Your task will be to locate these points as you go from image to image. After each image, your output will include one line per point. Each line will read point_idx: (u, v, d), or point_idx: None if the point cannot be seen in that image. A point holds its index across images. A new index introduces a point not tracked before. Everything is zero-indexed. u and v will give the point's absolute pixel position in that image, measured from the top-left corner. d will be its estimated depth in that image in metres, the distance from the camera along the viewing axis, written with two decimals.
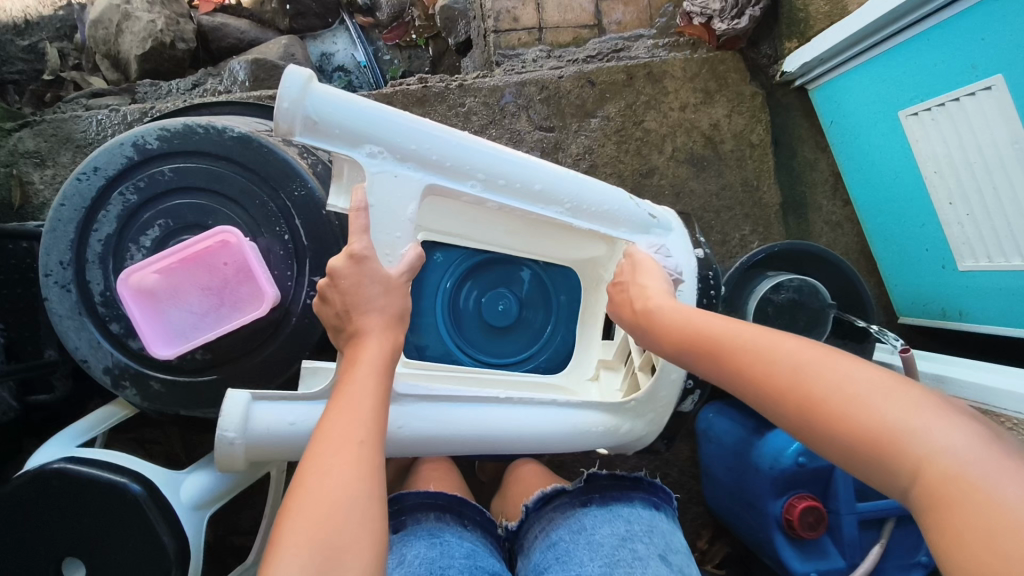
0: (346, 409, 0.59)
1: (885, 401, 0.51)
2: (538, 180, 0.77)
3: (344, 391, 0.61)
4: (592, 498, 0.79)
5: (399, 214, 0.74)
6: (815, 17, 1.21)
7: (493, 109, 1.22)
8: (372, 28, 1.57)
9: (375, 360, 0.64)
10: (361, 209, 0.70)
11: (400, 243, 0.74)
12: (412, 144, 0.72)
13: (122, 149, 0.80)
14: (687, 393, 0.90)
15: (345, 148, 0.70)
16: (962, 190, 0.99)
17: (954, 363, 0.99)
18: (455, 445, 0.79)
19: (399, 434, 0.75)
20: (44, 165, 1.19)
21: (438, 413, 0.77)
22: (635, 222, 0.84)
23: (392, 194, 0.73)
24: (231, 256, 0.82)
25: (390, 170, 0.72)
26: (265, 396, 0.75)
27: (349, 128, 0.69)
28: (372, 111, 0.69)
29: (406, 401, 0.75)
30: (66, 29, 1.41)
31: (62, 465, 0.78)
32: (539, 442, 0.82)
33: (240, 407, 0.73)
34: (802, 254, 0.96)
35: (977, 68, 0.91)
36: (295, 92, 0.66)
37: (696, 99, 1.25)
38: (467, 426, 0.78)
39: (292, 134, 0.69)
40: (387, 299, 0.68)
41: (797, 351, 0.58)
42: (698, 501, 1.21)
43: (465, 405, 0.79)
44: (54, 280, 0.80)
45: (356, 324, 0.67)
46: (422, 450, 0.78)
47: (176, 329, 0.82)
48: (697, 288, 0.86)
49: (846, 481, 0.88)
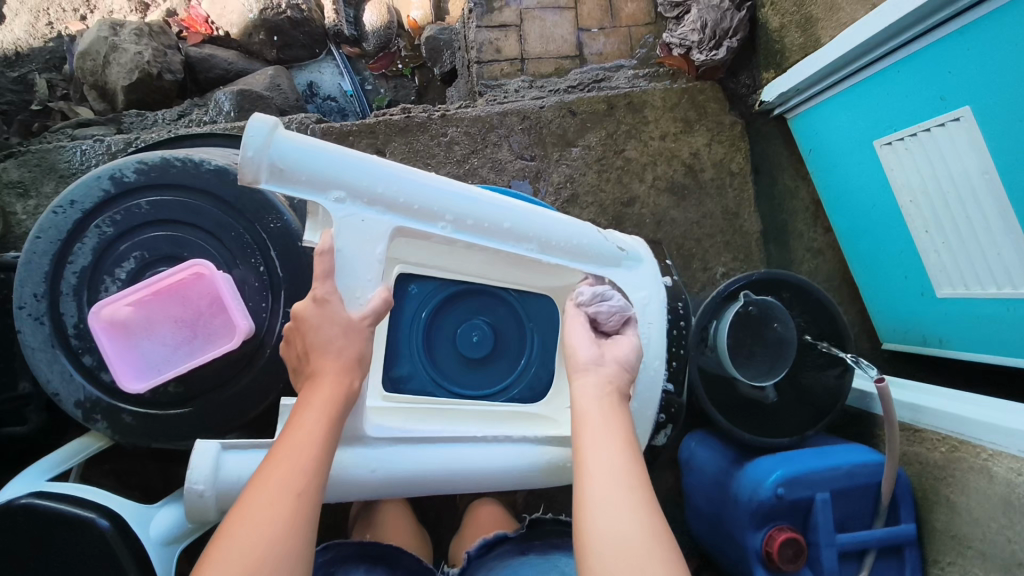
0: (287, 456, 0.59)
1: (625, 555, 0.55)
2: (507, 219, 0.76)
3: (288, 432, 0.62)
4: (532, 546, 0.82)
5: (368, 257, 0.72)
6: (790, 49, 1.23)
7: (475, 138, 1.23)
8: (358, 58, 1.61)
9: (323, 404, 0.64)
10: (326, 253, 0.69)
11: (369, 287, 0.72)
12: (379, 187, 0.71)
13: (99, 183, 0.80)
14: (660, 427, 0.88)
15: (311, 195, 0.69)
16: (937, 220, 1.00)
17: (928, 391, 1.00)
18: (426, 487, 0.77)
19: (376, 477, 0.74)
20: (27, 196, 1.19)
21: (415, 455, 0.75)
22: (602, 253, 0.83)
23: (358, 238, 0.71)
24: (205, 289, 0.82)
25: (357, 214, 0.71)
26: (235, 444, 0.74)
27: (316, 174, 0.68)
28: (336, 157, 0.69)
29: (378, 444, 0.74)
30: (56, 60, 1.45)
31: (29, 500, 0.77)
32: (515, 476, 0.80)
33: (209, 458, 0.72)
34: (717, 308, 0.94)
35: (945, 99, 0.92)
36: (260, 141, 0.65)
37: (676, 128, 1.27)
38: (442, 469, 0.76)
39: (258, 182, 0.68)
40: (344, 342, 0.67)
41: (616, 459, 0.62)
42: (681, 531, 1.20)
43: (440, 446, 0.77)
44: (27, 312, 0.80)
45: (313, 365, 0.66)
46: (397, 492, 0.77)
47: (149, 363, 0.82)
48: (665, 317, 0.86)
49: (826, 512, 0.87)
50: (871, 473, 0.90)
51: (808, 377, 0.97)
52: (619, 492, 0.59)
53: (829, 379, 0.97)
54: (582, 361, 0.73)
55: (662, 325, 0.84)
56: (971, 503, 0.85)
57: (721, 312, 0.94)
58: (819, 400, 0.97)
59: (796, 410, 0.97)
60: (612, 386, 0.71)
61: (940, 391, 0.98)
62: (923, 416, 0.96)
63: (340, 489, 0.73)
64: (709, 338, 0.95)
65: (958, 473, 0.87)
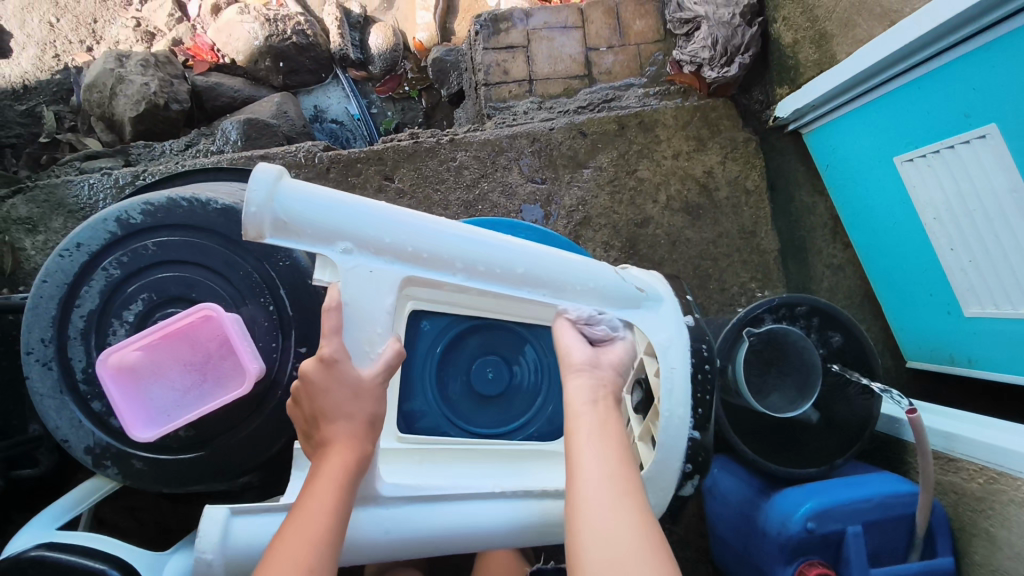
0: (301, 531, 0.61)
1: (602, 484, 0.63)
2: (520, 263, 0.72)
3: (301, 505, 0.63)
4: None
5: (375, 310, 0.70)
6: (804, 64, 1.21)
7: (484, 162, 1.22)
8: (364, 81, 1.60)
9: (336, 473, 0.65)
10: (332, 309, 0.67)
11: (380, 339, 0.71)
12: (386, 237, 0.68)
13: (105, 225, 0.79)
14: (686, 477, 0.77)
15: (318, 246, 0.67)
16: (962, 236, 0.96)
17: (962, 419, 0.96)
18: (443, 546, 0.73)
19: (389, 539, 0.71)
20: (35, 232, 1.19)
21: (430, 514, 0.72)
22: (622, 296, 0.77)
23: (366, 290, 0.70)
24: (214, 331, 0.80)
25: (365, 265, 0.69)
26: (242, 509, 0.70)
27: (321, 227, 0.66)
28: (342, 208, 0.66)
29: (391, 503, 0.71)
30: (62, 92, 1.46)
31: (39, 552, 0.75)
32: (538, 534, 0.75)
33: (218, 525, 0.68)
34: (731, 347, 0.92)
35: (970, 116, 0.89)
36: (262, 196, 0.63)
37: (689, 147, 1.25)
38: (455, 526, 0.72)
39: (263, 237, 0.66)
40: (356, 405, 0.68)
41: (601, 418, 0.69)
42: (705, 559, 1.17)
43: (454, 502, 0.73)
44: (34, 357, 0.78)
45: (323, 432, 0.67)
46: (417, 552, 0.73)
47: (158, 408, 0.80)
48: (690, 360, 0.76)
49: (858, 545, 0.83)
50: (906, 504, 0.86)
51: (835, 407, 0.94)
52: (613, 487, 0.63)
53: (856, 407, 0.94)
54: (576, 361, 0.74)
55: (687, 369, 0.75)
56: (1013, 538, 0.82)
57: (734, 353, 0.91)
58: (846, 428, 0.94)
59: (824, 440, 0.94)
60: (605, 391, 0.72)
61: (972, 417, 0.95)
62: (956, 445, 0.93)
63: (354, 553, 0.71)
64: (732, 385, 0.92)
65: (997, 507, 0.84)
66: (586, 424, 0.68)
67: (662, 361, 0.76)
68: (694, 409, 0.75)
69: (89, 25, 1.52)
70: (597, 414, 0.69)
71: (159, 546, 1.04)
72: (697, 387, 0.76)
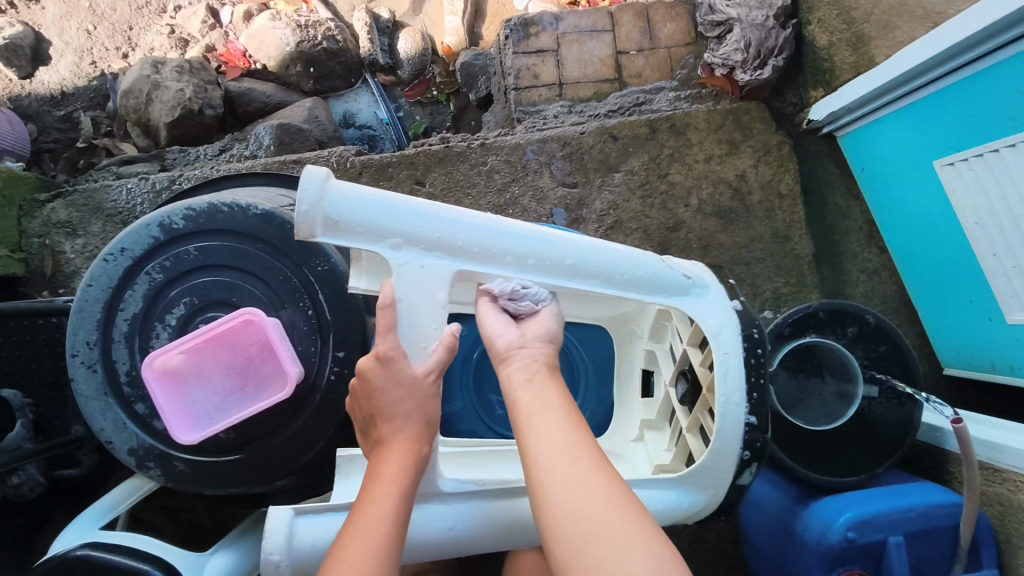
0: (363, 534, 0.62)
1: (548, 463, 0.62)
2: (568, 254, 0.72)
3: (362, 508, 0.64)
4: None
5: (430, 306, 0.70)
6: (840, 67, 1.19)
7: (515, 166, 1.22)
8: (394, 86, 1.61)
9: (394, 475, 0.66)
10: (388, 306, 0.68)
11: (434, 335, 0.71)
12: (434, 233, 0.68)
13: (148, 230, 0.80)
14: (744, 465, 0.76)
15: (369, 243, 0.67)
16: (1006, 242, 0.94)
17: (1006, 427, 0.94)
18: (500, 541, 0.73)
19: (453, 535, 0.71)
20: (75, 235, 1.21)
21: (488, 511, 0.72)
22: (666, 284, 0.76)
23: (418, 287, 0.69)
24: (254, 335, 0.81)
25: (416, 260, 0.69)
26: (308, 509, 0.70)
27: (371, 225, 0.66)
28: (394, 205, 0.67)
29: (454, 499, 0.71)
30: (99, 98, 1.49)
31: (84, 552, 0.76)
32: None
33: (284, 526, 0.69)
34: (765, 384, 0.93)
35: (1014, 119, 0.87)
36: (313, 195, 0.64)
37: (721, 150, 1.24)
38: (512, 520, 0.72)
39: (314, 237, 0.66)
40: (397, 411, 0.69)
41: (545, 398, 0.67)
42: (737, 566, 1.16)
43: (511, 497, 0.73)
44: (80, 360, 0.80)
45: (382, 430, 0.69)
46: (478, 548, 0.73)
47: (200, 411, 0.81)
48: (744, 344, 0.75)
49: (901, 556, 0.82)
50: (951, 514, 0.85)
51: (876, 411, 0.93)
52: (569, 462, 0.62)
53: (898, 412, 0.93)
54: (502, 349, 0.72)
55: (741, 354, 0.74)
56: None
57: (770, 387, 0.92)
58: (890, 433, 0.93)
59: (866, 445, 0.92)
60: (540, 364, 0.71)
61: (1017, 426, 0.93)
62: (1001, 455, 0.91)
63: (417, 551, 0.71)
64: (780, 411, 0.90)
65: None
66: (527, 412, 0.66)
67: (716, 346, 0.74)
68: (750, 393, 0.75)
69: (125, 32, 1.55)
70: (535, 397, 0.67)
71: (193, 546, 1.06)
72: (751, 372, 0.75)
